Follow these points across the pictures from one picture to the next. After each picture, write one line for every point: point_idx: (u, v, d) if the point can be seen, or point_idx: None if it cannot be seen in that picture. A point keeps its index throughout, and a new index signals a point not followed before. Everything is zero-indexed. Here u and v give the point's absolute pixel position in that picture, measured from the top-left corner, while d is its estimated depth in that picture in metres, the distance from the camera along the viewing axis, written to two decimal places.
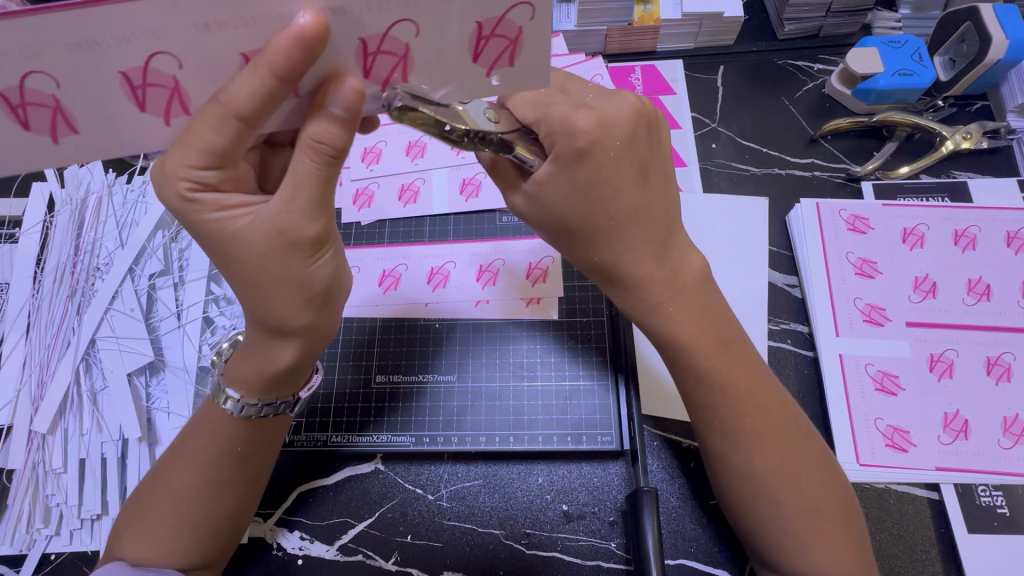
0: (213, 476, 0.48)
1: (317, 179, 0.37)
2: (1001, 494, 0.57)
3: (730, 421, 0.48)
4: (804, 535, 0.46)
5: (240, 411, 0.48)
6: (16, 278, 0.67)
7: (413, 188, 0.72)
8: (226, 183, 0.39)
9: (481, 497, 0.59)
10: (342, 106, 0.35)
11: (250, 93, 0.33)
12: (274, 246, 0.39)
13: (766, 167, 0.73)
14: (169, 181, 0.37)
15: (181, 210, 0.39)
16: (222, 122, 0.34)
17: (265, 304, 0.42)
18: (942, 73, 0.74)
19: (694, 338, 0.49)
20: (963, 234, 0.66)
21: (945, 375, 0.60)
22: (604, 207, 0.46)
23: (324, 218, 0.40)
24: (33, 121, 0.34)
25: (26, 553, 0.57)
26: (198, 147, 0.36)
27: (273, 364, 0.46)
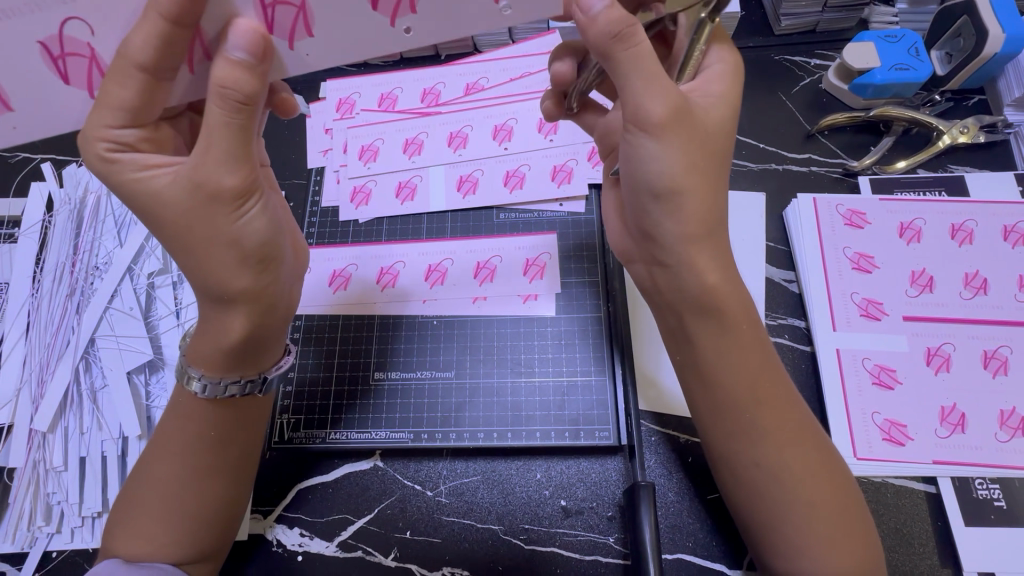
0: (196, 464, 0.49)
1: (229, 128, 0.39)
2: (998, 488, 0.57)
3: (756, 423, 0.48)
4: (832, 535, 0.46)
5: (203, 391, 0.48)
6: (15, 278, 0.68)
7: (410, 185, 0.72)
8: (145, 144, 0.42)
9: (480, 493, 0.59)
10: (241, 48, 0.39)
11: (143, 42, 0.37)
12: (193, 199, 0.40)
13: (763, 163, 0.73)
14: (89, 142, 0.40)
15: (104, 172, 0.41)
16: (127, 74, 0.39)
17: (197, 263, 0.43)
18: (940, 67, 0.74)
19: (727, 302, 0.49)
20: (960, 229, 0.66)
21: (942, 369, 0.60)
22: (682, 131, 0.45)
23: (243, 170, 0.41)
24: (75, 76, 0.42)
25: (28, 551, 0.58)
26: (114, 105, 0.40)
27: (226, 336, 0.46)
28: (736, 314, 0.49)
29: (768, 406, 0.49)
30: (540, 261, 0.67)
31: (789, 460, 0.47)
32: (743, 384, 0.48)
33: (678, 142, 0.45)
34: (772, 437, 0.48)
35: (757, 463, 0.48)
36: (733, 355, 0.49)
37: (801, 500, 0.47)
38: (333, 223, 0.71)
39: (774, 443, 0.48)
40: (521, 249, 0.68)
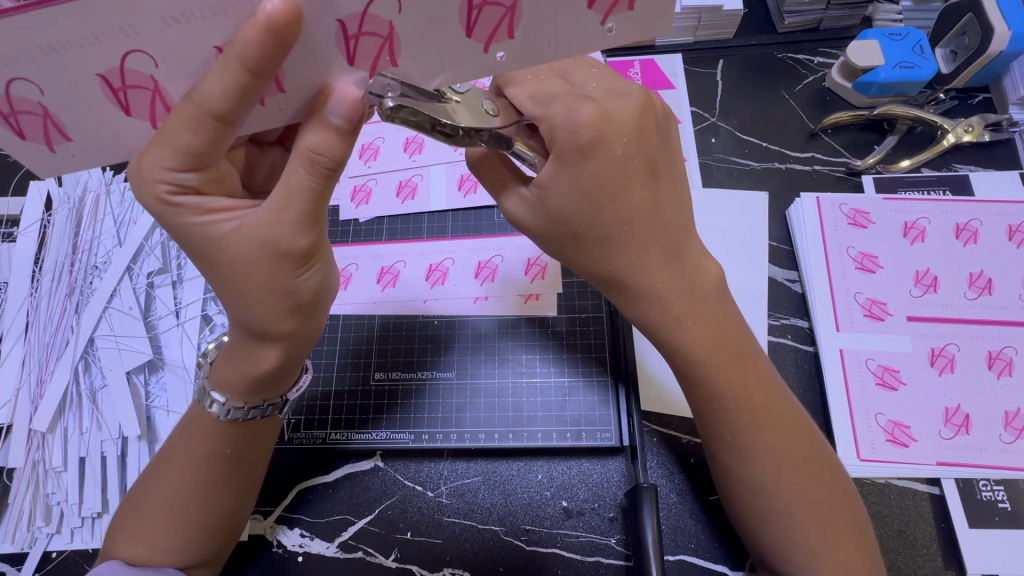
0: (206, 477, 0.48)
1: (309, 193, 0.37)
2: (1002, 489, 0.57)
3: (745, 437, 0.47)
4: (811, 542, 0.46)
5: (225, 413, 0.47)
6: (14, 277, 0.67)
7: (411, 184, 0.72)
8: (208, 185, 0.38)
9: (481, 494, 0.59)
10: (340, 115, 0.36)
11: (221, 92, 0.33)
12: (261, 255, 0.39)
13: (766, 162, 0.73)
14: (147, 183, 0.36)
15: (159, 212, 0.38)
16: (199, 122, 0.34)
17: (248, 309, 0.41)
18: (943, 65, 0.73)
19: (711, 350, 0.48)
20: (965, 228, 0.65)
21: (946, 370, 0.60)
22: (615, 208, 0.44)
23: (313, 231, 0.39)
24: (28, 131, 0.35)
25: (27, 552, 0.57)
26: (177, 148, 0.35)
27: (259, 366, 0.45)
28: (711, 352, 0.48)
29: (763, 422, 0.47)
30: (542, 261, 0.67)
31: (774, 472, 0.47)
32: (733, 400, 0.47)
33: (570, 229, 0.46)
34: (765, 451, 0.47)
35: (738, 472, 0.48)
36: (721, 378, 0.48)
37: (780, 508, 0.46)
38: (332, 222, 0.71)
39: (756, 452, 0.47)
40: (522, 249, 0.68)
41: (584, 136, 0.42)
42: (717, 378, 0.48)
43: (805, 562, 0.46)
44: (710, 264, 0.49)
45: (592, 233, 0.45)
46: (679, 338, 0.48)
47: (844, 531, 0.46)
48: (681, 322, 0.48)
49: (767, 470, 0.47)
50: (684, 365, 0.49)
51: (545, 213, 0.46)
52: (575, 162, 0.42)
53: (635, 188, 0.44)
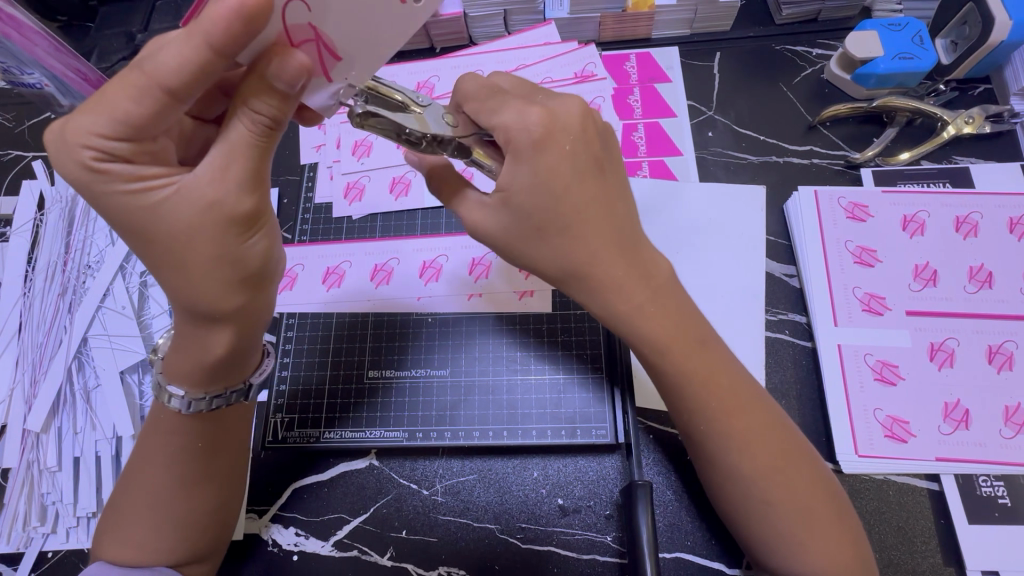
0: (182, 473, 0.47)
1: (254, 149, 0.38)
2: (1002, 485, 0.56)
3: (713, 423, 0.47)
4: (796, 531, 0.45)
5: (187, 407, 0.46)
6: (8, 277, 0.67)
7: (404, 180, 0.71)
8: (141, 157, 0.37)
9: (476, 492, 0.59)
10: (284, 79, 0.36)
11: (177, 65, 0.33)
12: (204, 221, 0.38)
13: (763, 156, 0.72)
14: (72, 150, 0.35)
15: (88, 182, 0.36)
16: (145, 91, 0.34)
17: (182, 285, 0.40)
18: (944, 56, 0.72)
19: (673, 338, 0.47)
20: (965, 221, 0.65)
21: (945, 365, 0.59)
22: (572, 199, 0.44)
23: (259, 192, 0.39)
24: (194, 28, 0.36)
25: (23, 551, 0.57)
26: (113, 116, 0.34)
27: (211, 352, 0.44)
28: (677, 342, 0.47)
29: (732, 407, 0.47)
30: None
31: (751, 460, 0.46)
32: (698, 387, 0.47)
33: (531, 224, 0.45)
34: (736, 436, 0.46)
35: (716, 462, 0.47)
36: (690, 368, 0.47)
37: (758, 497, 0.46)
38: (326, 221, 0.70)
39: (733, 438, 0.46)
40: None
41: (536, 131, 0.43)
42: (686, 367, 0.47)
43: (789, 551, 0.45)
44: (660, 259, 0.49)
45: (554, 225, 0.44)
46: (641, 331, 0.47)
47: (829, 523, 0.45)
48: (645, 310, 0.46)
49: (744, 460, 0.46)
50: (652, 356, 0.47)
51: (510, 209, 0.45)
52: (530, 155, 0.43)
53: (588, 182, 0.45)
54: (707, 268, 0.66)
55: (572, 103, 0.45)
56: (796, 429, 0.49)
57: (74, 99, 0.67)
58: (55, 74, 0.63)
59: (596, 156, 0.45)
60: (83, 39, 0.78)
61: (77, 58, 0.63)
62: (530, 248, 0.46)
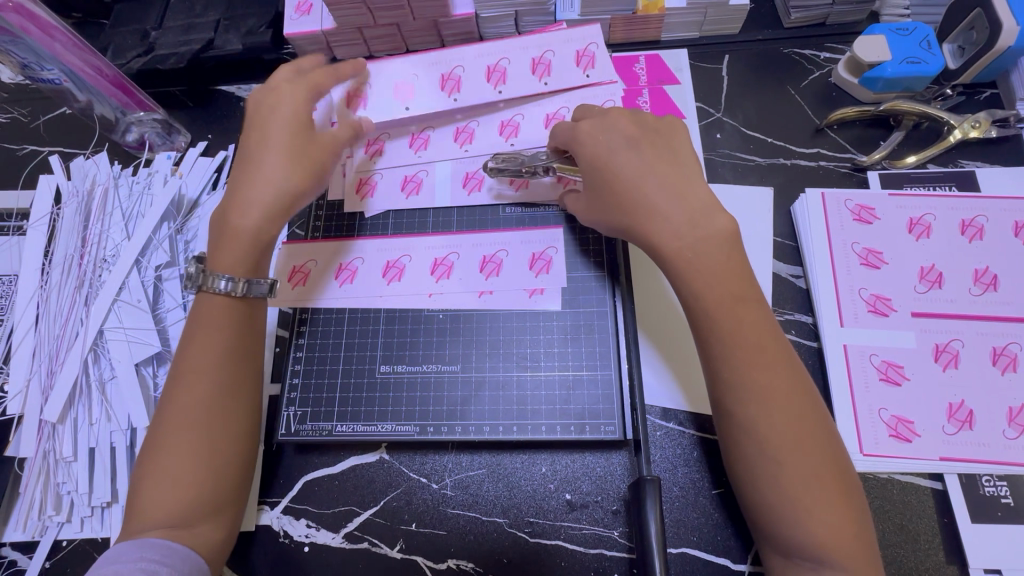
0: (218, 386, 0.52)
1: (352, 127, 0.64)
2: (1005, 484, 0.57)
3: (735, 367, 0.49)
4: (801, 496, 0.45)
5: (225, 288, 0.54)
6: (24, 270, 0.68)
7: (416, 180, 0.72)
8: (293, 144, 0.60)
9: (485, 486, 0.60)
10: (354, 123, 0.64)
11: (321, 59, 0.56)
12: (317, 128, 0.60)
13: (771, 158, 0.73)
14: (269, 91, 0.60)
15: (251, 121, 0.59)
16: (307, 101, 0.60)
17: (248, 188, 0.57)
18: (951, 61, 0.73)
19: (720, 288, 0.51)
20: (970, 225, 0.65)
21: (950, 366, 0.60)
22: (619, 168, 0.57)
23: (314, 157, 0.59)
24: None
25: (39, 540, 0.58)
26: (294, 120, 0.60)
27: (263, 235, 0.57)
28: (719, 295, 0.51)
29: (756, 358, 0.49)
30: (547, 256, 0.67)
31: (767, 416, 0.47)
32: (730, 332, 0.50)
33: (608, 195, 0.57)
34: (755, 385, 0.48)
35: (727, 408, 0.49)
36: (720, 313, 0.50)
37: (770, 458, 0.47)
38: (339, 217, 0.71)
39: (756, 387, 0.48)
40: (529, 244, 0.68)
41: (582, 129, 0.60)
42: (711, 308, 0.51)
43: (790, 518, 0.46)
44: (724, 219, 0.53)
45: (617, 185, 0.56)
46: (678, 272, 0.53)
47: (833, 493, 0.46)
48: (689, 256, 0.52)
49: (754, 406, 0.48)
50: (689, 295, 0.52)
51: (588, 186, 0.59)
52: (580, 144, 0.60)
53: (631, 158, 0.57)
54: None
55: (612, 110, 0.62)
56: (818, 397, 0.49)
57: (93, 96, 0.68)
58: (73, 69, 0.63)
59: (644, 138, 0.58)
60: (99, 37, 0.79)
61: (96, 56, 0.64)
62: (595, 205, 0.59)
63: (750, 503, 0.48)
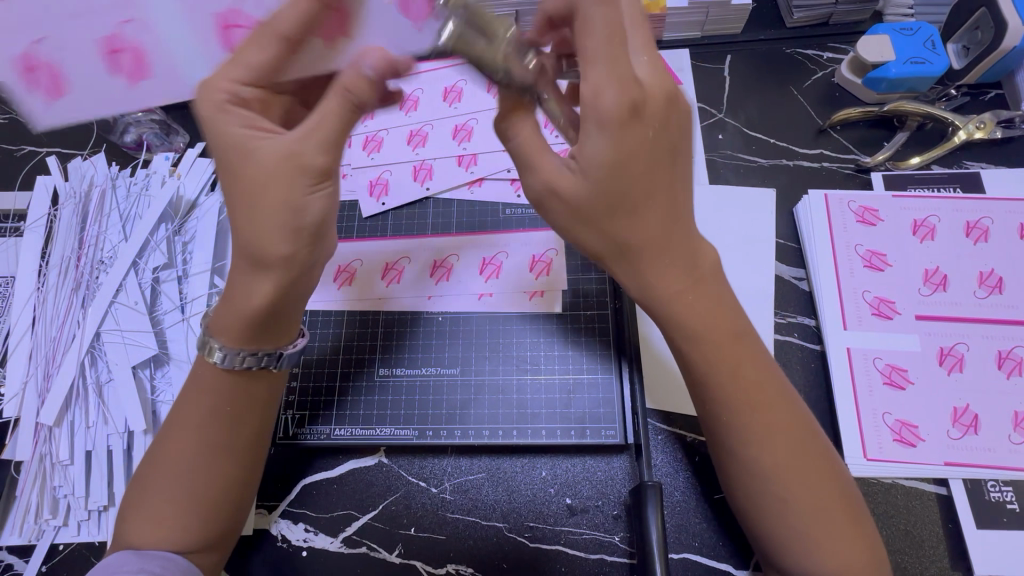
0: (213, 443, 0.48)
1: (338, 119, 0.44)
2: (1010, 490, 0.56)
3: (737, 415, 0.47)
4: (812, 530, 0.45)
5: (224, 361, 0.49)
6: (21, 272, 0.68)
7: (426, 167, 0.72)
8: (254, 102, 0.47)
9: (485, 490, 0.59)
10: (374, 68, 0.43)
11: (296, 17, 0.44)
12: (283, 166, 0.44)
13: (773, 159, 0.72)
14: (213, 90, 0.45)
15: (210, 116, 0.45)
16: (269, 41, 0.45)
17: (251, 231, 0.45)
18: (955, 61, 0.73)
19: (711, 324, 0.48)
20: (975, 226, 0.65)
21: (954, 369, 0.59)
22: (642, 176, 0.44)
23: (334, 154, 0.45)
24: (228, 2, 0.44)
25: (35, 544, 0.58)
26: (247, 65, 0.45)
27: (250, 302, 0.47)
28: (713, 328, 0.48)
29: (757, 404, 0.47)
30: (547, 258, 0.66)
31: (772, 454, 0.46)
32: (727, 379, 0.47)
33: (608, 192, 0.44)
34: (757, 428, 0.46)
35: (734, 453, 0.47)
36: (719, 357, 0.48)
37: (774, 493, 0.46)
38: (337, 218, 0.70)
39: (751, 431, 0.46)
40: (530, 246, 0.67)
41: (611, 107, 0.42)
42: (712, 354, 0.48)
43: (802, 550, 0.45)
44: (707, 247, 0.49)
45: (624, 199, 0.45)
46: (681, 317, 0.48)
47: (844, 522, 0.45)
48: (685, 299, 0.48)
49: (759, 449, 0.46)
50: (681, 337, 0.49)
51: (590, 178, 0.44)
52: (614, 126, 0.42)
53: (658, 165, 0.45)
54: None
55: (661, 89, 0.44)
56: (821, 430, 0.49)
57: None
58: None
59: (672, 143, 0.45)
60: None
61: None
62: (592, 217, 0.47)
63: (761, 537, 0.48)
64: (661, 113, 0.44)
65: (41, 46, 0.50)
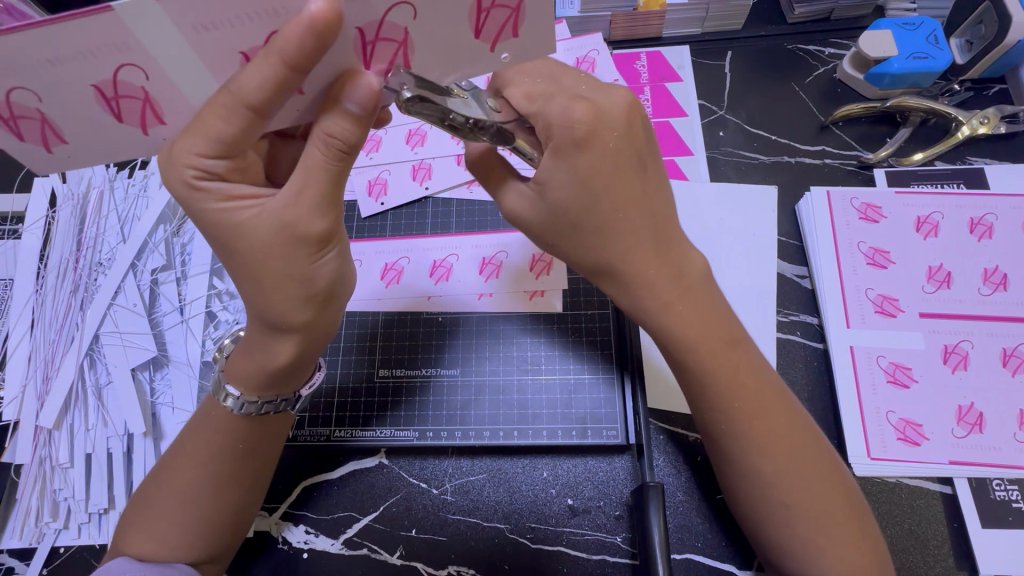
0: (217, 473, 0.48)
1: (328, 172, 0.39)
2: (1016, 488, 0.56)
3: (736, 426, 0.47)
4: (817, 534, 0.45)
5: (239, 408, 0.48)
6: (20, 274, 0.68)
7: (425, 166, 0.72)
8: (234, 174, 0.40)
9: (486, 491, 0.59)
10: (357, 103, 0.37)
11: (259, 83, 0.35)
12: (279, 239, 0.40)
13: (774, 156, 0.72)
14: (175, 167, 0.38)
15: (186, 196, 0.39)
16: (233, 111, 0.36)
17: (264, 298, 0.42)
18: (959, 56, 0.71)
19: (701, 335, 0.48)
20: (979, 222, 0.64)
21: (959, 367, 0.59)
22: (607, 199, 0.45)
23: (331, 214, 0.41)
24: (377, 58, 0.38)
25: (35, 547, 0.58)
26: (208, 135, 0.37)
27: (273, 361, 0.45)
28: (703, 340, 0.48)
29: (758, 412, 0.47)
30: (548, 256, 0.66)
31: (771, 460, 0.46)
32: (727, 390, 0.47)
33: (567, 219, 0.47)
34: (761, 440, 0.46)
35: (736, 461, 0.47)
36: (712, 368, 0.47)
37: (775, 499, 0.46)
38: None
39: (754, 443, 0.46)
40: (530, 245, 0.67)
41: (580, 130, 0.44)
42: (706, 366, 0.48)
43: (805, 555, 0.45)
44: (696, 255, 0.50)
45: (591, 220, 0.46)
46: (663, 322, 0.48)
47: (846, 527, 0.45)
48: (671, 308, 0.48)
49: (763, 459, 0.46)
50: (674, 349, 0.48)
51: (546, 205, 0.47)
52: (571, 154, 0.44)
53: (625, 180, 0.46)
54: (721, 267, 0.65)
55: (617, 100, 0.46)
56: (818, 433, 0.49)
57: None
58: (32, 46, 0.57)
59: (636, 151, 0.46)
60: None
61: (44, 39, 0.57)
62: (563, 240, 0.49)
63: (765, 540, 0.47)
64: (618, 125, 0.45)
65: (44, 105, 0.37)
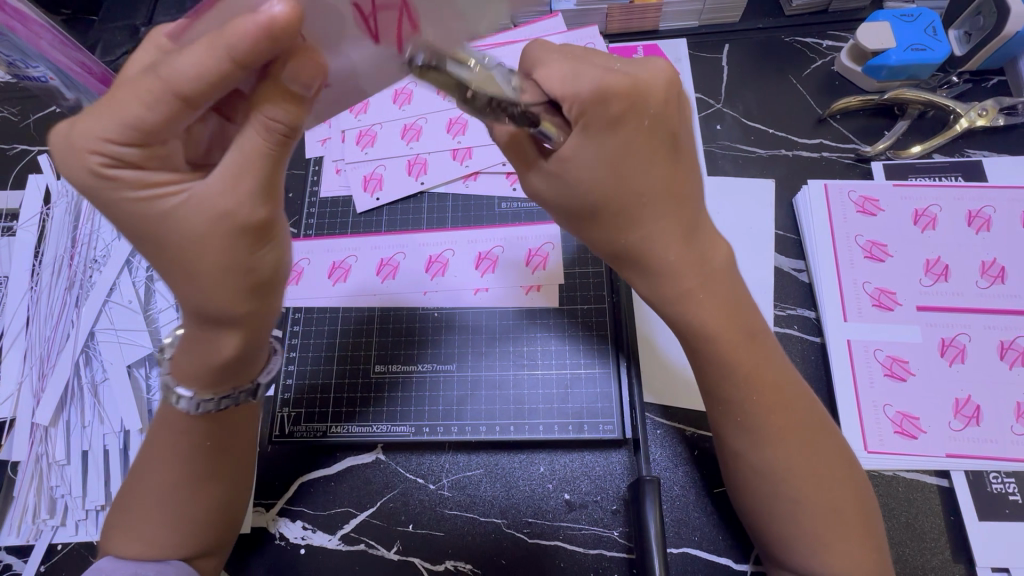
0: (188, 472, 0.47)
1: (269, 158, 0.36)
2: (1013, 482, 0.56)
3: (754, 416, 0.47)
4: (823, 532, 0.45)
5: (195, 408, 0.45)
6: (15, 271, 0.67)
7: (421, 161, 0.71)
8: (151, 162, 0.36)
9: (482, 486, 0.59)
10: (299, 83, 0.35)
11: (195, 72, 0.32)
12: (213, 229, 0.37)
13: (772, 150, 0.71)
14: (79, 154, 0.35)
15: (96, 188, 0.36)
16: (159, 99, 0.33)
17: (197, 291, 0.39)
18: (958, 47, 0.71)
19: (709, 333, 0.48)
20: (977, 215, 0.64)
21: (956, 360, 0.59)
22: (638, 180, 0.44)
23: (270, 201, 0.38)
24: None
25: (33, 544, 0.58)
26: (121, 119, 0.34)
27: (218, 355, 0.43)
28: (719, 328, 0.47)
29: (774, 405, 0.47)
30: (543, 251, 0.66)
31: (780, 460, 0.46)
32: (744, 379, 0.47)
33: (592, 202, 0.45)
34: (773, 432, 0.46)
35: (747, 458, 0.47)
36: (723, 356, 0.47)
37: (787, 496, 0.46)
38: (332, 213, 0.70)
39: (766, 435, 0.46)
40: (525, 239, 0.67)
41: (617, 106, 0.41)
42: (728, 357, 0.47)
43: (811, 553, 0.45)
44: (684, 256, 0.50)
45: (613, 205, 0.45)
46: (689, 315, 0.48)
47: (852, 520, 0.46)
48: (694, 296, 0.47)
49: (771, 455, 0.46)
50: (699, 343, 0.48)
51: (570, 184, 0.45)
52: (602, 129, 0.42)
53: (653, 162, 0.44)
54: None
55: (659, 72, 0.43)
56: (828, 419, 0.49)
57: (79, 95, 0.64)
58: (60, 68, 0.58)
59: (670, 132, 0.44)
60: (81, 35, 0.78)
61: (82, 51, 0.59)
62: (582, 222, 0.48)
63: (762, 531, 0.48)
64: (661, 101, 0.43)
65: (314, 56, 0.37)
